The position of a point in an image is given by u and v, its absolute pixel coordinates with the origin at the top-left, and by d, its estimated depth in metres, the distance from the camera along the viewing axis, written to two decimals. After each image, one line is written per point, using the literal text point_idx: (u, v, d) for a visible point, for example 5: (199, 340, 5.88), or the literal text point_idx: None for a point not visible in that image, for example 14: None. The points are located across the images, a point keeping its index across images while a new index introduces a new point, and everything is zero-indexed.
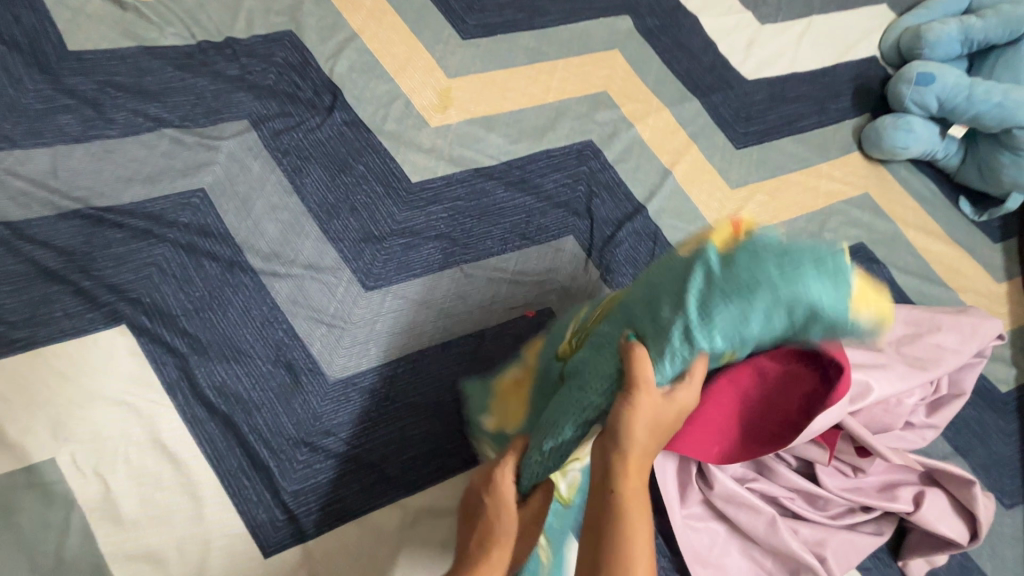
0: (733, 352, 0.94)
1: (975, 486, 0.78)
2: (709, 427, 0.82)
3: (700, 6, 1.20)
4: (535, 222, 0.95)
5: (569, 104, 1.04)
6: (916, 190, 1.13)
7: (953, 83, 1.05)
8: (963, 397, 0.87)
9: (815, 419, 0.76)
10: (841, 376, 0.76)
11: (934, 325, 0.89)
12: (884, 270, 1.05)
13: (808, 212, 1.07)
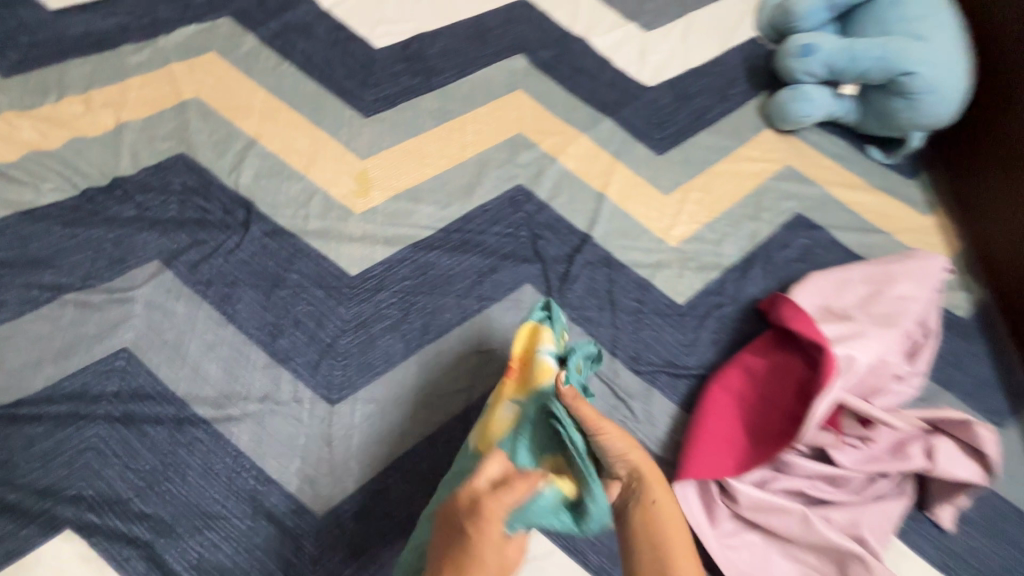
0: (714, 354, 0.93)
1: (974, 424, 0.79)
2: (718, 440, 0.81)
3: (585, 29, 1.23)
4: (488, 281, 0.92)
5: (489, 154, 1.03)
6: (829, 150, 1.19)
7: (831, 48, 1.12)
8: (938, 335, 0.91)
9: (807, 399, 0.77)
10: (825, 356, 0.77)
11: (890, 277, 0.91)
12: (824, 233, 1.08)
13: (740, 199, 1.10)
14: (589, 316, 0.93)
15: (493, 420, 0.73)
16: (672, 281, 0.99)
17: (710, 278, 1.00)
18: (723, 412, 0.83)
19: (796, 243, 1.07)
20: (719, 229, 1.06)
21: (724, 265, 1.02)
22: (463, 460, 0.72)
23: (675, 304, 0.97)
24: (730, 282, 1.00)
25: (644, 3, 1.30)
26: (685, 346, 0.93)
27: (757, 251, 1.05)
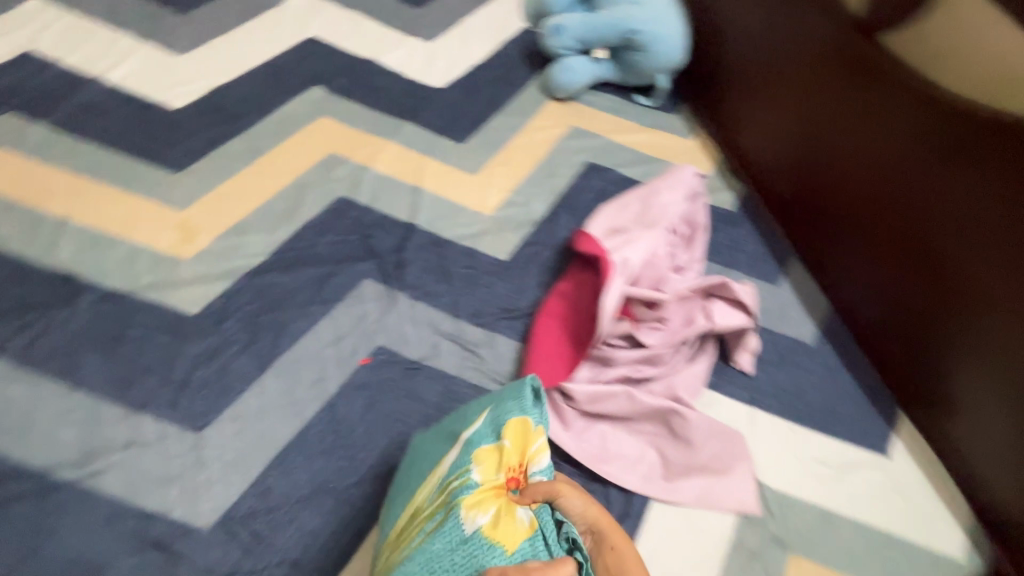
0: (541, 292, 1.09)
1: (730, 284, 1.01)
2: (551, 356, 0.96)
3: (374, 51, 1.37)
4: (328, 285, 1.02)
5: (306, 178, 1.14)
6: (603, 106, 1.42)
7: (574, 23, 1.36)
8: (704, 228, 1.14)
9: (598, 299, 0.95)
10: (603, 263, 0.96)
11: (656, 191, 1.13)
12: (612, 172, 1.30)
13: (538, 162, 1.28)
14: (427, 290, 1.06)
15: (490, 501, 0.71)
16: (494, 242, 1.14)
17: (527, 232, 1.17)
18: (552, 333, 0.99)
19: (591, 187, 1.27)
20: (526, 192, 1.23)
21: (536, 219, 1.20)
22: (449, 530, 0.69)
23: (500, 260, 1.12)
24: (544, 231, 1.18)
25: (422, 18, 1.46)
26: (515, 292, 1.08)
27: (561, 201, 1.23)
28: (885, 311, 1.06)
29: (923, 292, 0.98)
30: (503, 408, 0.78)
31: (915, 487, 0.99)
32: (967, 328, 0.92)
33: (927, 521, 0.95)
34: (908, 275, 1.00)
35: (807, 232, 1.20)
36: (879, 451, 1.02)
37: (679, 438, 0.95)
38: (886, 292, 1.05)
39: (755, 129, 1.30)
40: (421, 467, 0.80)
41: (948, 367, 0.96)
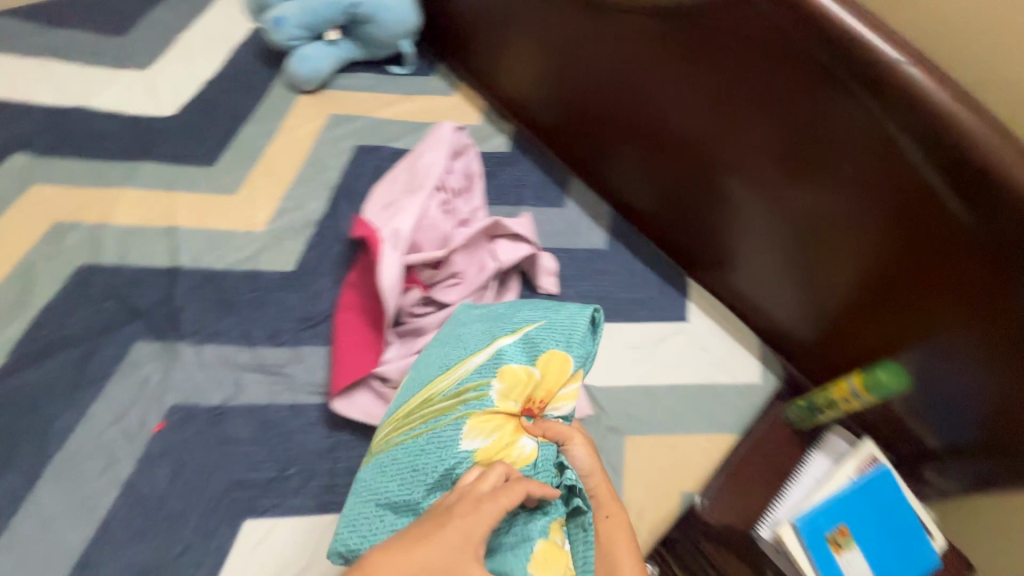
0: (338, 289, 1.06)
1: (502, 222, 1.06)
2: (354, 348, 0.95)
3: (79, 96, 1.22)
4: (92, 365, 0.92)
5: (30, 259, 0.99)
6: (358, 86, 1.39)
7: (291, 12, 1.30)
8: (481, 175, 1.21)
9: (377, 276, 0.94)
10: (371, 241, 0.95)
11: (418, 157, 1.15)
12: (383, 149, 1.28)
13: (304, 161, 1.23)
14: (213, 330, 0.99)
15: (496, 423, 0.77)
16: (276, 256, 1.09)
17: (308, 234, 1.13)
18: (350, 325, 0.98)
19: (365, 169, 1.24)
20: (298, 194, 1.18)
21: (316, 218, 1.15)
22: (448, 435, 0.76)
23: (287, 272, 1.07)
24: (326, 229, 1.14)
25: (129, 45, 1.31)
26: (311, 299, 1.05)
27: (337, 192, 1.20)
28: (661, 201, 1.19)
29: (679, 177, 1.12)
30: (542, 336, 0.87)
31: (712, 337, 1.13)
32: (720, 198, 1.08)
33: (726, 362, 1.11)
34: (668, 166, 1.13)
35: (582, 153, 1.29)
36: (678, 318, 1.15)
37: None
38: (657, 184, 1.18)
39: (508, 72, 1.34)
40: (459, 337, 0.90)
41: (717, 233, 1.12)
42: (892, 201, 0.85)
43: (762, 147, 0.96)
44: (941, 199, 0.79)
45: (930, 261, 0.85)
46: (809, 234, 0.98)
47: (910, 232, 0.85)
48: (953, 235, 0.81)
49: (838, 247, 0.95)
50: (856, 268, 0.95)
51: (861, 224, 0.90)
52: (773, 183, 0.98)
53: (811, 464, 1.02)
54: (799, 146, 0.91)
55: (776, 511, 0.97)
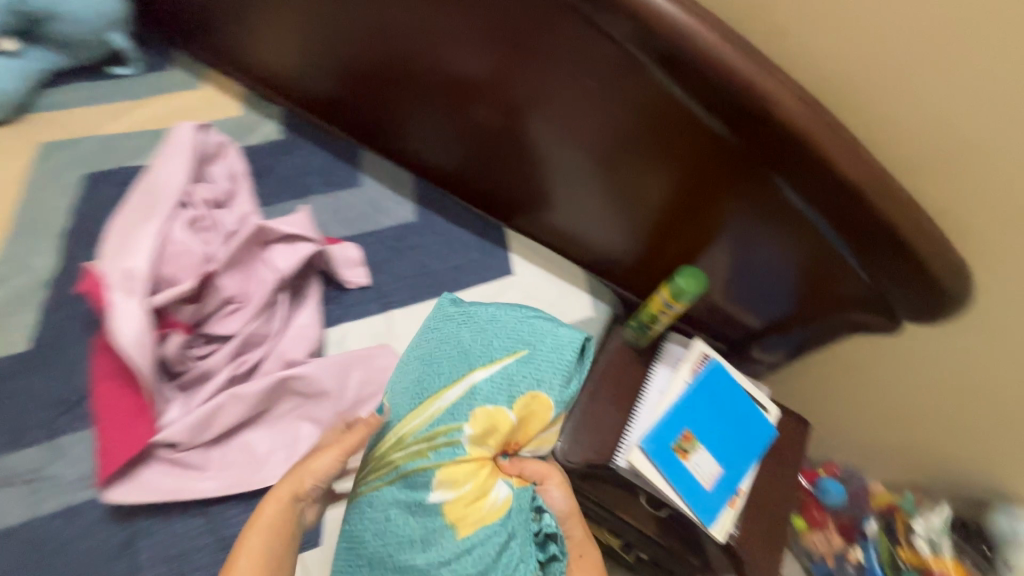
0: (95, 355, 0.87)
1: (265, 224, 0.92)
2: (120, 423, 0.80)
3: None
4: None
5: None
6: (72, 100, 1.12)
7: None
8: (245, 174, 1.05)
9: (115, 332, 0.78)
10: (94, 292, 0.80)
11: (150, 173, 0.95)
12: (124, 171, 1.06)
13: (14, 209, 0.98)
14: None
15: (468, 469, 0.71)
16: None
17: (40, 298, 0.91)
18: (111, 398, 0.82)
19: (105, 201, 1.03)
20: (13, 252, 0.94)
21: (46, 275, 0.93)
22: (417, 485, 0.71)
23: (19, 353, 0.86)
24: (62, 285, 0.92)
25: None
26: (61, 379, 0.85)
27: (71, 237, 0.98)
28: (467, 157, 1.10)
29: (471, 136, 1.06)
30: (519, 373, 0.79)
31: (539, 283, 1.10)
32: (519, 143, 1.01)
33: (557, 304, 1.09)
34: (461, 118, 1.04)
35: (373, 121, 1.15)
36: (503, 272, 1.10)
37: (315, 398, 0.89)
38: (456, 139, 1.09)
39: (262, 44, 1.14)
40: (432, 360, 0.82)
41: (527, 177, 1.07)
42: (661, 119, 0.82)
43: (538, 83, 0.89)
44: (697, 112, 0.78)
45: (709, 170, 0.85)
46: (605, 162, 0.95)
47: (685, 147, 0.84)
48: (719, 143, 0.80)
49: (633, 171, 0.93)
50: (655, 188, 0.94)
51: (643, 145, 0.88)
52: (559, 139, 0.96)
53: (653, 377, 1.04)
54: (568, 76, 0.85)
55: (631, 434, 0.98)
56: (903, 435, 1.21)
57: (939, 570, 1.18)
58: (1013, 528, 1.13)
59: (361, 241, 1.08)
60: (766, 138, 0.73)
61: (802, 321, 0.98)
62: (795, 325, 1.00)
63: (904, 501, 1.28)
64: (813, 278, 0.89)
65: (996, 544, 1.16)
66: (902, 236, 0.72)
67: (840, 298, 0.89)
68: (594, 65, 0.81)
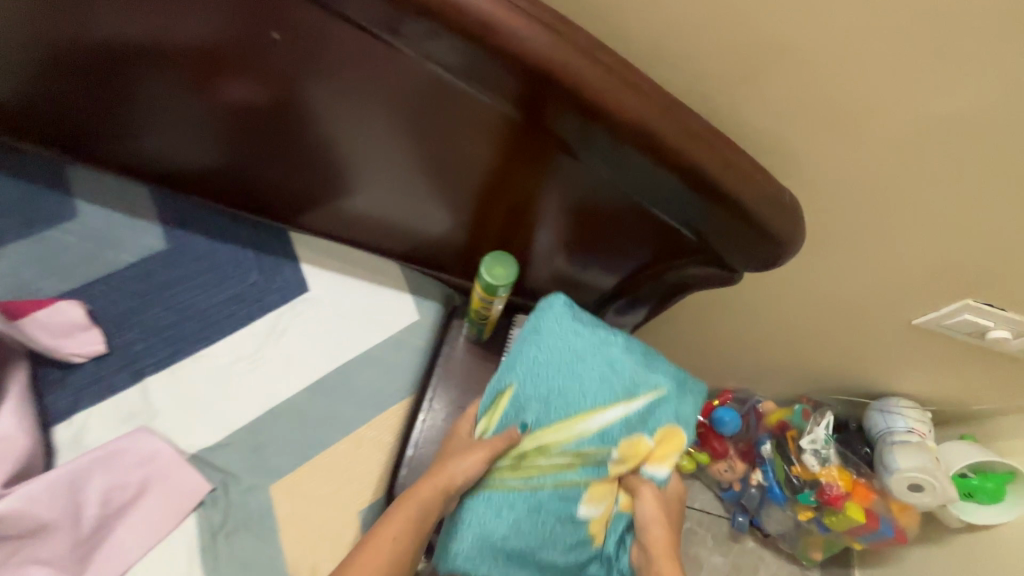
0: None
1: None
2: None
3: None
4: None
5: None
6: None
7: None
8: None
9: None
10: None
11: None
12: None
13: None
14: None
15: (607, 495, 0.71)
16: None
17: None
18: None
19: None
20: None
21: None
22: (564, 503, 0.70)
23: None
24: None
25: None
26: None
27: None
28: (234, 155, 0.83)
29: (225, 130, 0.79)
30: (651, 414, 0.73)
31: (348, 294, 0.88)
32: (293, 137, 0.78)
33: (374, 315, 0.87)
34: (207, 111, 0.77)
35: (82, 126, 0.83)
36: (299, 291, 0.87)
37: (36, 535, 0.65)
38: (209, 140, 0.81)
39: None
40: (574, 370, 0.73)
41: (315, 177, 0.84)
42: (441, 91, 0.63)
43: (289, 58, 0.66)
44: (475, 86, 0.60)
45: (515, 146, 0.67)
46: (400, 146, 0.74)
47: (481, 122, 0.65)
48: (512, 117, 0.62)
49: (438, 148, 0.72)
50: (464, 172, 0.75)
51: (434, 125, 0.69)
52: (339, 119, 0.73)
53: None
54: (321, 45, 0.63)
55: None
56: (793, 360, 1.15)
57: (827, 481, 1.15)
58: (889, 425, 1.11)
59: (89, 294, 0.81)
60: (558, 105, 0.56)
61: (650, 293, 0.84)
62: (646, 299, 0.86)
63: (792, 416, 1.23)
64: (650, 248, 0.76)
65: (876, 441, 1.15)
66: (728, 194, 0.59)
67: (679, 268, 0.76)
68: (344, 30, 0.60)
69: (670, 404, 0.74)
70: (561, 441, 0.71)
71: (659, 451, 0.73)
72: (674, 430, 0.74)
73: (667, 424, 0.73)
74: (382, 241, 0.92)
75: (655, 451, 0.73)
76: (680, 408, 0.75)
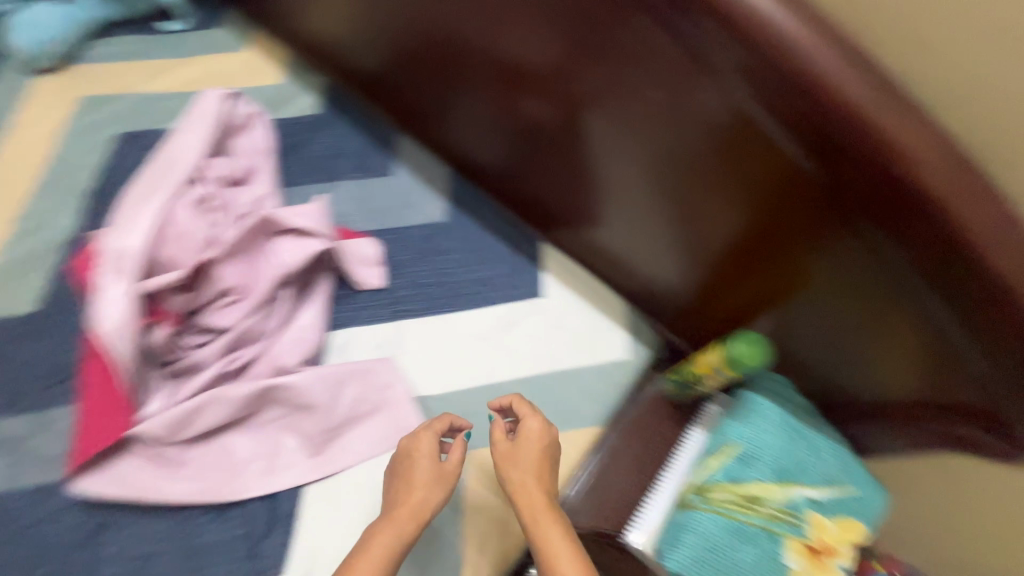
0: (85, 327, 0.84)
1: (267, 216, 0.83)
2: (99, 411, 0.76)
3: None
4: None
5: None
6: (121, 51, 1.09)
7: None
8: (271, 152, 0.97)
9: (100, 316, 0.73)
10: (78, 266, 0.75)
11: (170, 141, 0.89)
12: (156, 132, 1.02)
13: (47, 164, 0.97)
14: None
15: (807, 561, 0.73)
16: (11, 296, 0.86)
17: (53, 262, 0.89)
18: (97, 379, 0.77)
19: (134, 161, 0.99)
20: (40, 208, 0.93)
21: (64, 236, 0.91)
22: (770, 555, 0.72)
23: (26, 315, 0.85)
24: (81, 248, 0.90)
25: None
26: (57, 345, 0.83)
27: (92, 200, 0.95)
28: (515, 160, 0.96)
29: (517, 135, 0.92)
30: (849, 503, 0.76)
31: (577, 313, 0.96)
32: (569, 156, 0.87)
33: (589, 339, 0.93)
34: (513, 112, 0.89)
35: (418, 110, 1.04)
36: (533, 294, 0.96)
37: (304, 410, 0.81)
38: (501, 126, 0.93)
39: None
40: (792, 442, 0.77)
41: (572, 181, 0.90)
42: (739, 144, 0.65)
43: (601, 82, 0.73)
44: (783, 159, 0.62)
45: (794, 205, 0.66)
46: (665, 175, 0.76)
47: (768, 194, 0.67)
48: (808, 180, 0.61)
49: (704, 204, 0.75)
50: (722, 216, 0.75)
51: (717, 172, 0.70)
52: (623, 155, 0.79)
53: (688, 444, 0.87)
54: (635, 78, 0.69)
55: (646, 512, 0.84)
56: None
57: None
58: None
59: (381, 238, 0.99)
60: (877, 184, 0.54)
61: (878, 392, 0.76)
62: (867, 400, 0.78)
63: None
64: (902, 346, 0.68)
65: None
66: None
67: (945, 385, 0.67)
68: (666, 75, 0.65)
69: (868, 501, 0.77)
70: (769, 496, 0.75)
71: (852, 535, 0.75)
72: (866, 520, 0.76)
73: (862, 514, 0.76)
74: (613, 278, 0.98)
75: (851, 532, 0.75)
76: (873, 507, 0.77)
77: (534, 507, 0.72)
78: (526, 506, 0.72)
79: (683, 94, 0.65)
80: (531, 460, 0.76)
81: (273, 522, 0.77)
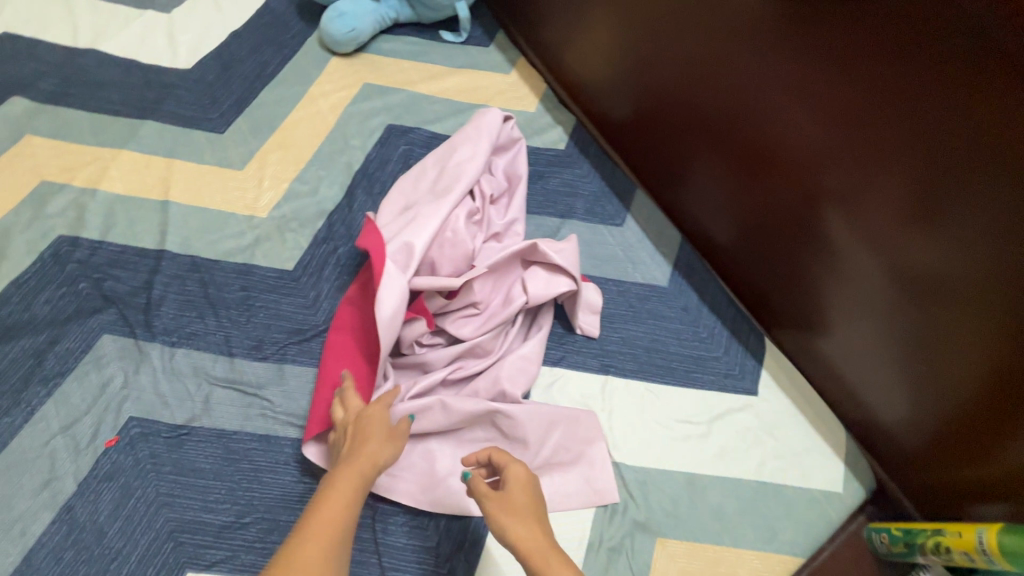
0: (339, 297, 0.91)
1: (535, 244, 0.86)
2: (338, 382, 0.79)
3: (93, 38, 1.10)
4: (51, 356, 0.81)
5: (8, 222, 0.89)
6: (403, 51, 1.19)
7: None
8: (525, 177, 0.99)
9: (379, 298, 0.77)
10: (366, 245, 0.81)
11: (451, 149, 0.94)
12: (420, 131, 1.09)
13: (324, 137, 1.06)
14: (190, 332, 0.86)
15: None
16: (276, 251, 0.94)
17: (317, 230, 0.96)
18: (340, 352, 0.81)
19: (396, 154, 1.06)
20: (313, 176, 1.02)
21: (328, 208, 0.99)
22: None
23: (284, 271, 0.92)
24: (339, 223, 0.97)
25: None
26: (308, 307, 0.90)
27: (356, 179, 1.02)
28: (743, 243, 0.93)
29: (754, 220, 0.89)
30: None
31: (790, 424, 0.90)
32: (813, 257, 0.82)
33: (799, 457, 0.87)
34: (758, 198, 0.86)
35: (653, 169, 1.04)
36: (747, 390, 0.92)
37: (512, 440, 0.81)
38: (736, 204, 0.91)
39: (584, 45, 1.06)
40: None
41: (804, 277, 0.85)
42: None
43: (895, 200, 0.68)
44: None
45: None
46: (935, 311, 0.69)
47: None
48: None
49: (978, 356, 0.67)
50: (998, 363, 0.66)
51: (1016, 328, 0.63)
52: (884, 275, 0.73)
53: None
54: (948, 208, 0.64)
55: None
56: None
57: None
58: None
59: (603, 286, 0.99)
60: None
61: None
62: None
63: None
64: None
65: None
66: None
67: None
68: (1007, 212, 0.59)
69: None
70: None
71: None
72: None
73: None
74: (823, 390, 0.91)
75: None
76: None
77: (528, 539, 0.62)
78: (521, 541, 0.62)
79: (1001, 211, 0.60)
80: (524, 502, 0.66)
81: (460, 546, 0.76)
